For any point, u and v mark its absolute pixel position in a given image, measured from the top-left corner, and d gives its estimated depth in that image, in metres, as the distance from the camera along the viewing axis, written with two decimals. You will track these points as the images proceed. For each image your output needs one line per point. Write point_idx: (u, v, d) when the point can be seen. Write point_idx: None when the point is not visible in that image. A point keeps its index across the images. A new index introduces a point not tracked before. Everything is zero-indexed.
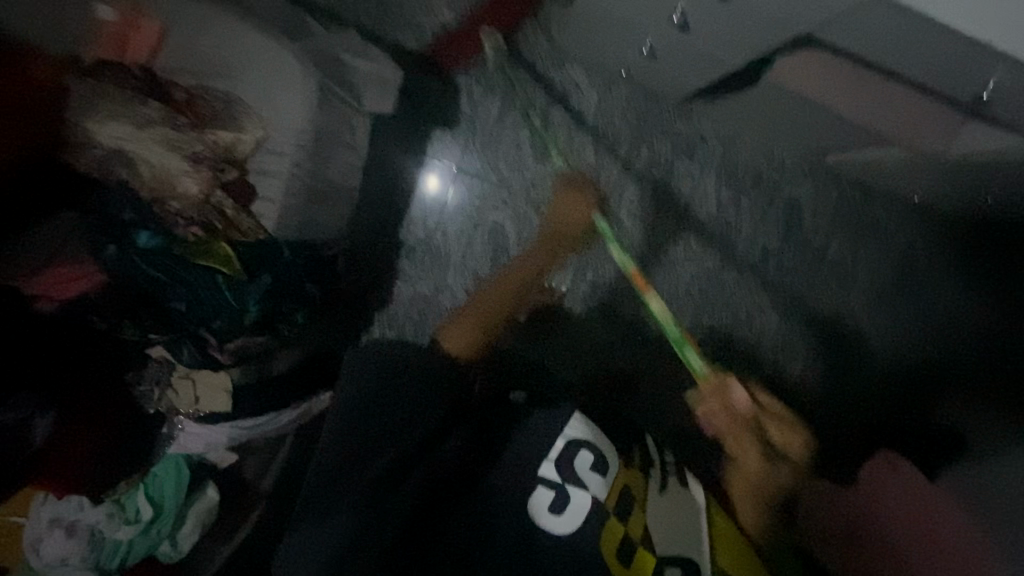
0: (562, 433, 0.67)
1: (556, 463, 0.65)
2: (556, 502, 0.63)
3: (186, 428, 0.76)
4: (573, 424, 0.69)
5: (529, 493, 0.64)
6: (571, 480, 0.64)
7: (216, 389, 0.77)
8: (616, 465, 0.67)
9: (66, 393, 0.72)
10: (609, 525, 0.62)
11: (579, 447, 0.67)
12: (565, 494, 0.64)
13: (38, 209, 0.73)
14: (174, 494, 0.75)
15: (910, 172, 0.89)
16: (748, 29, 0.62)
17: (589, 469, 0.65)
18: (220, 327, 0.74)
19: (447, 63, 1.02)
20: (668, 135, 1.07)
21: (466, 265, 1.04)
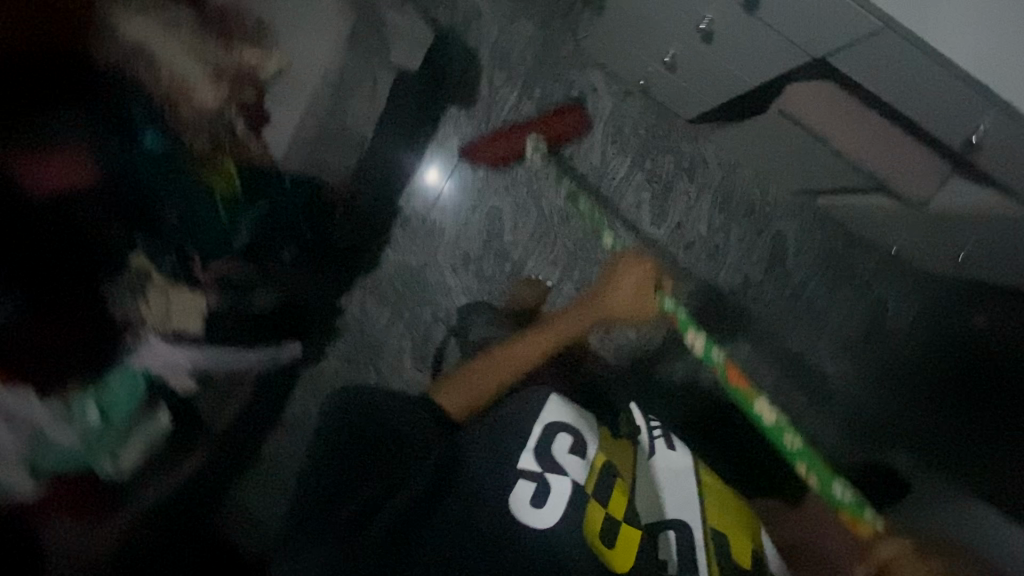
0: (539, 419, 0.60)
1: (535, 452, 0.58)
2: (536, 494, 0.55)
3: (151, 345, 0.74)
4: (549, 408, 0.61)
5: (512, 486, 0.56)
6: (552, 468, 0.57)
7: (189, 311, 0.76)
8: (596, 445, 0.61)
9: (33, 277, 0.70)
10: (592, 506, 0.56)
11: (558, 430, 0.59)
12: (545, 485, 0.56)
13: (50, 90, 0.73)
14: (128, 410, 0.74)
15: (895, 222, 0.93)
16: (765, 47, 0.65)
17: (568, 452, 0.58)
18: (207, 246, 0.78)
19: (475, 47, 1.07)
20: (673, 153, 1.11)
21: (460, 245, 1.08)
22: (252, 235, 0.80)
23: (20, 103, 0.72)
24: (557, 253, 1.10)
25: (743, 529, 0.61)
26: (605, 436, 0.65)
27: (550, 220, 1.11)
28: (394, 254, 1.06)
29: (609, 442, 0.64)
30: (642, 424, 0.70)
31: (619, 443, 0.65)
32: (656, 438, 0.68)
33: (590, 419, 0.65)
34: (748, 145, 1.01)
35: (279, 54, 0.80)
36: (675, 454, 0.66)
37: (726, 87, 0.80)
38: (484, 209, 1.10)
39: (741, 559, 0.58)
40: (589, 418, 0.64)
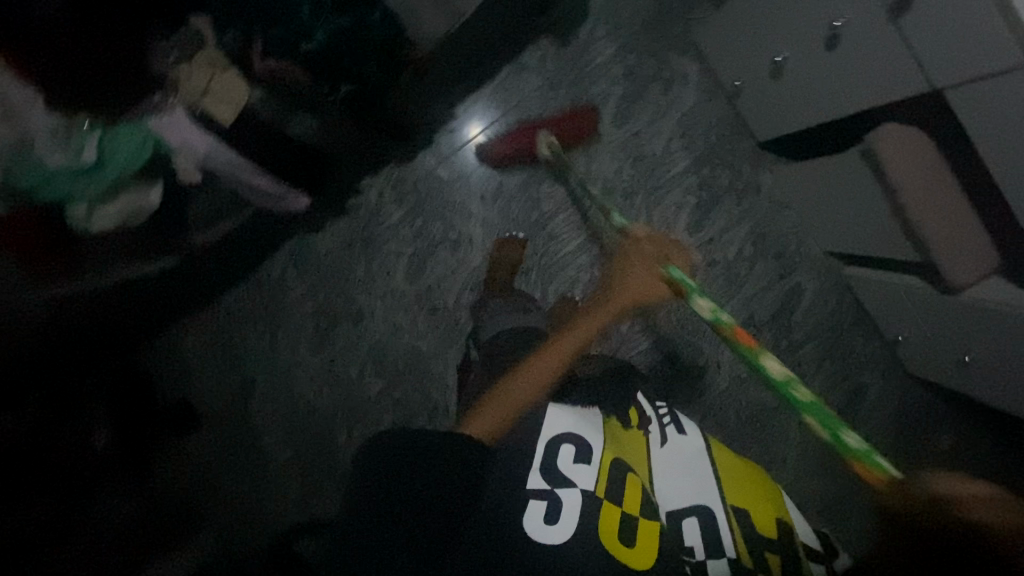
0: (539, 438, 0.58)
1: (541, 468, 0.55)
2: (550, 511, 0.51)
3: (175, 114, 0.69)
4: (549, 422, 0.59)
5: (523, 510, 0.51)
6: (560, 483, 0.54)
7: (229, 99, 0.72)
8: (602, 445, 0.59)
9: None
10: (607, 507, 0.53)
11: (561, 442, 0.58)
12: (556, 498, 0.52)
13: None
14: (126, 165, 0.68)
15: (915, 308, 0.93)
16: (888, 65, 0.68)
17: (574, 460, 0.57)
18: (273, 35, 0.70)
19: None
20: (733, 169, 1.11)
21: (497, 175, 1.10)
22: (322, 46, 0.72)
23: None
24: (585, 218, 1.11)
25: (761, 501, 0.59)
26: (611, 434, 0.63)
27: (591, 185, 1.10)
28: (429, 156, 1.09)
29: (617, 440, 0.63)
30: (649, 413, 0.70)
31: (628, 438, 0.65)
32: (665, 426, 0.68)
33: (594, 418, 0.64)
34: (807, 187, 1.01)
35: None
36: (685, 440, 0.66)
37: (825, 106, 0.81)
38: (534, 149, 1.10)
39: (766, 531, 0.55)
40: (591, 421, 0.63)
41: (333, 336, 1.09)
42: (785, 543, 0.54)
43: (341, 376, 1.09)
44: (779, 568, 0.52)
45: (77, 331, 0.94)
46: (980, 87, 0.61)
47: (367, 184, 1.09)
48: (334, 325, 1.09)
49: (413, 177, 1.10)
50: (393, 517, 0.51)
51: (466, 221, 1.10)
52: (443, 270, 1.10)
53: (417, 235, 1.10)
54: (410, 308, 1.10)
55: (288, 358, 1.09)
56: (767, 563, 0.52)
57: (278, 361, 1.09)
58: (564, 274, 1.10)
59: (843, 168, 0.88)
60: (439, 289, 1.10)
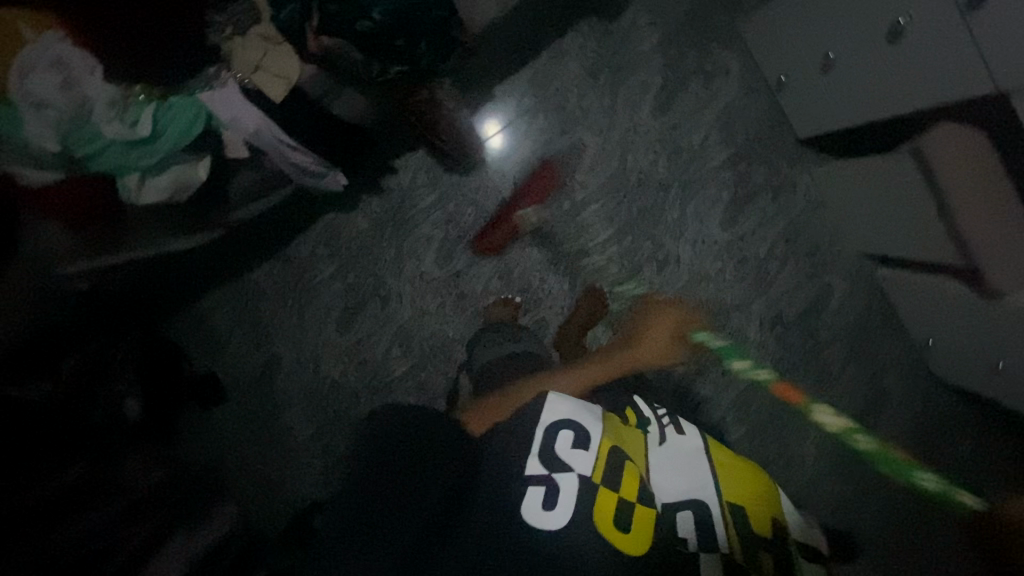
0: (538, 423, 0.55)
1: (539, 454, 0.53)
2: (547, 496, 0.51)
3: (225, 87, 0.69)
4: (549, 408, 0.56)
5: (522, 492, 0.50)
6: (559, 466, 0.53)
7: (279, 74, 0.72)
8: (601, 431, 0.57)
9: None
10: (603, 493, 0.52)
11: (561, 427, 0.55)
12: (553, 484, 0.51)
13: None
14: (176, 138, 0.67)
15: (951, 312, 0.92)
16: (953, 59, 0.68)
17: (572, 445, 0.54)
18: (332, 11, 0.69)
19: None
20: (771, 165, 1.10)
21: (531, 163, 1.10)
22: (381, 25, 0.71)
23: None
24: (618, 211, 1.10)
25: (760, 498, 0.60)
26: (608, 420, 0.60)
27: (626, 175, 1.10)
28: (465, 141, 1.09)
29: (614, 425, 0.61)
30: (648, 414, 0.68)
31: (624, 430, 0.62)
32: (663, 421, 0.67)
33: (596, 407, 0.60)
34: (846, 186, 1.01)
35: None
36: (683, 435, 0.65)
37: (881, 100, 0.81)
38: (571, 138, 1.10)
39: (759, 529, 0.57)
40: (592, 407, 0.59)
41: (361, 317, 1.10)
42: (778, 541, 0.57)
43: (367, 357, 1.09)
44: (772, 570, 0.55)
45: (115, 303, 0.95)
46: None
47: (402, 165, 1.09)
48: (363, 305, 1.10)
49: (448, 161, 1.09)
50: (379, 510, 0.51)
51: (498, 207, 1.10)
52: (473, 255, 1.10)
53: (448, 220, 1.10)
54: (438, 292, 1.10)
55: (315, 337, 1.10)
56: (760, 565, 0.54)
57: (306, 338, 1.09)
58: (593, 264, 1.10)
59: (889, 168, 0.88)
60: (468, 275, 1.10)
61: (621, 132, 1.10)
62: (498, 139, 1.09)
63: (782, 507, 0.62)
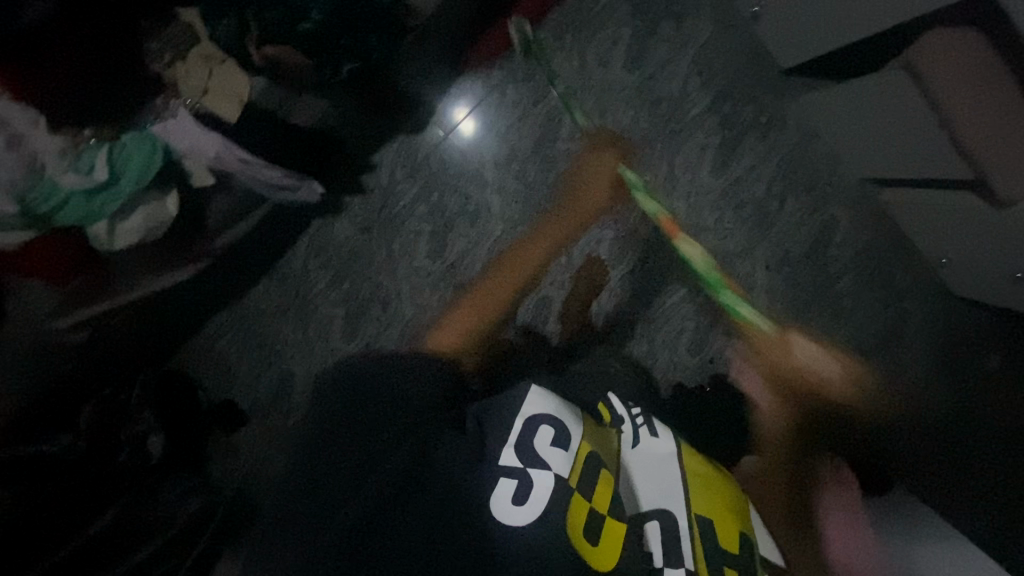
0: (517, 415, 0.59)
1: (516, 447, 0.57)
2: (519, 492, 0.55)
3: (178, 117, 0.66)
4: (530, 400, 0.60)
5: (488, 486, 0.54)
6: (534, 464, 0.56)
7: (230, 94, 0.68)
8: (581, 435, 0.61)
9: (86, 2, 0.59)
10: (576, 499, 0.57)
11: (541, 423, 0.59)
12: (527, 480, 0.55)
13: None
14: (139, 177, 0.65)
15: (964, 228, 0.89)
16: None
17: (550, 443, 0.58)
18: (269, 19, 0.69)
19: None
20: (759, 102, 1.06)
21: (509, 140, 1.07)
22: (321, 23, 0.72)
23: None
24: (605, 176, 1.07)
25: (730, 513, 0.67)
26: (590, 424, 0.66)
27: (608, 136, 1.06)
28: (438, 128, 1.06)
29: (593, 427, 0.66)
30: (622, 413, 0.73)
31: (602, 432, 0.68)
32: (639, 425, 0.72)
33: (576, 411, 0.65)
34: (840, 110, 0.96)
35: None
36: (658, 441, 0.71)
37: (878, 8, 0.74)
38: (546, 107, 1.06)
39: (727, 544, 0.64)
40: (573, 409, 0.64)
41: (364, 322, 1.08)
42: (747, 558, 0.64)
43: None
44: None
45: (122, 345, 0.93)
46: None
47: (379, 161, 1.06)
48: (364, 310, 1.08)
49: (423, 151, 1.06)
50: (346, 459, 0.55)
51: (483, 189, 1.07)
52: (465, 244, 1.07)
53: (435, 211, 1.07)
54: (436, 286, 1.08)
55: (323, 348, 1.09)
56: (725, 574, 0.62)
57: (313, 350, 1.09)
58: (588, 234, 1.07)
59: (883, 82, 0.82)
60: (463, 263, 1.07)
61: (597, 92, 1.06)
62: (468, 124, 1.06)
63: (750, 522, 0.69)
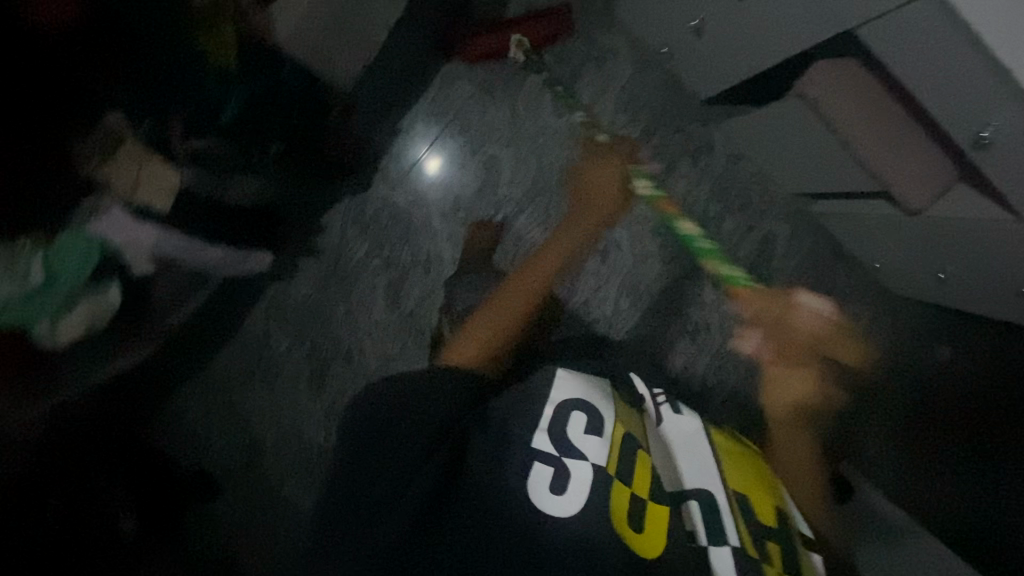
0: (549, 402, 0.60)
1: (548, 432, 0.57)
2: (556, 481, 0.54)
3: (111, 214, 0.70)
4: (556, 386, 0.62)
5: (524, 476, 0.54)
6: (568, 451, 0.56)
7: (161, 186, 0.73)
8: (611, 416, 0.62)
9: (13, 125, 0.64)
10: (618, 486, 0.56)
11: (570, 408, 0.60)
12: (563, 469, 0.55)
13: None
14: (76, 275, 0.69)
15: (882, 235, 0.94)
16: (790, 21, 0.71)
17: (584, 431, 0.59)
18: (188, 115, 0.76)
19: None
20: (682, 132, 1.10)
21: (451, 189, 1.10)
22: (239, 113, 0.79)
23: None
24: (547, 215, 1.10)
25: (761, 491, 0.69)
26: (619, 404, 0.66)
27: (545, 177, 1.10)
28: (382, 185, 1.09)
29: (625, 410, 0.66)
30: (645, 392, 0.75)
31: (629, 409, 0.68)
32: (661, 403, 0.74)
33: (604, 392, 0.66)
34: (757, 135, 1.00)
35: None
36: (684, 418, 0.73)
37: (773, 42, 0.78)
38: (484, 154, 1.10)
39: (764, 519, 0.65)
40: (602, 394, 0.65)
41: (328, 380, 1.09)
42: (780, 530, 0.65)
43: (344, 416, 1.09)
44: (775, 551, 0.61)
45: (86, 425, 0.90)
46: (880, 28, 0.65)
47: (327, 223, 1.09)
48: (327, 368, 1.09)
49: (369, 208, 1.09)
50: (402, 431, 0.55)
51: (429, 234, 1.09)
52: (420, 292, 1.10)
53: (386, 264, 1.10)
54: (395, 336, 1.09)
55: (289, 410, 1.09)
56: (767, 548, 0.61)
57: (279, 413, 1.09)
58: None
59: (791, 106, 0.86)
60: (420, 311, 1.09)
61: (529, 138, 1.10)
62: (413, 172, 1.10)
63: (780, 501, 0.70)
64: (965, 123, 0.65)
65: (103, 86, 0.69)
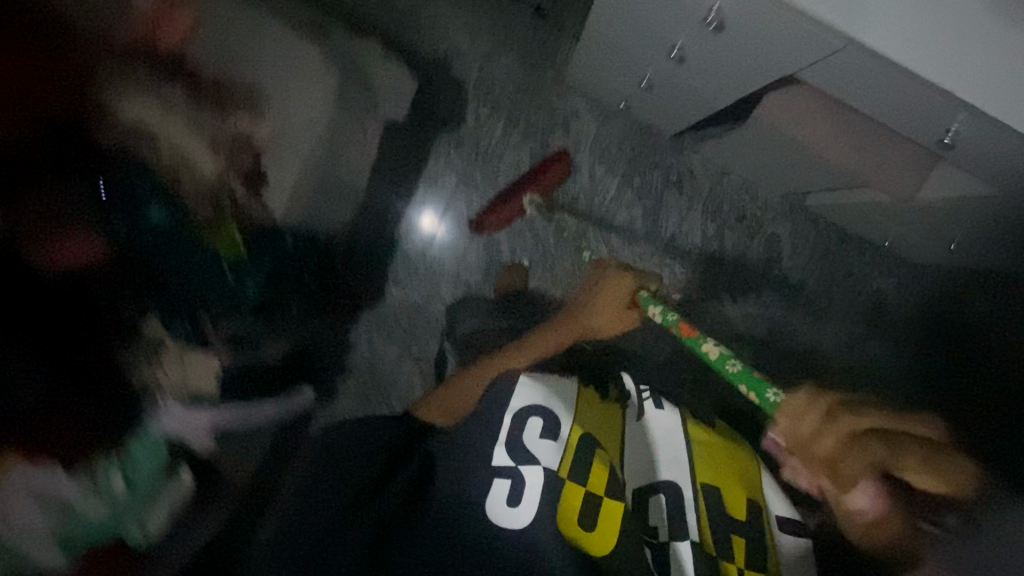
0: (506, 411, 0.60)
1: (506, 445, 0.57)
2: (512, 493, 0.54)
3: (170, 409, 0.76)
4: (516, 394, 0.62)
5: (485, 489, 0.54)
6: (525, 462, 0.56)
7: (206, 370, 0.81)
8: (568, 421, 0.62)
9: (63, 368, 0.71)
10: (568, 487, 0.56)
11: (526, 416, 0.60)
12: (519, 479, 0.55)
13: (64, 159, 0.73)
14: (153, 471, 0.73)
15: (881, 215, 0.95)
16: (730, 72, 0.75)
17: (538, 436, 0.59)
18: (215, 308, 0.83)
19: (454, 65, 1.02)
20: (659, 166, 1.08)
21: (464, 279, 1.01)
22: (260, 289, 0.86)
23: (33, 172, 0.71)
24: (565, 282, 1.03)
25: (736, 475, 0.66)
26: (578, 406, 0.66)
27: None
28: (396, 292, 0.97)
29: (586, 411, 0.66)
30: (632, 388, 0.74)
31: (601, 408, 0.68)
32: (645, 399, 0.72)
33: (568, 397, 0.66)
34: (740, 154, 1.01)
35: (272, 115, 0.80)
36: (664, 412, 0.70)
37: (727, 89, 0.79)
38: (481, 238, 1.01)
39: (735, 511, 0.62)
40: (562, 397, 0.65)
41: None
42: (753, 519, 0.62)
43: None
44: (741, 544, 0.59)
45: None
46: (815, 69, 0.69)
47: None
48: None
49: None
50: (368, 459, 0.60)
51: (438, 328, 0.97)
52: None
53: None
54: None
55: None
56: (731, 543, 0.59)
57: None
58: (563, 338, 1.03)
59: (766, 128, 0.86)
60: None
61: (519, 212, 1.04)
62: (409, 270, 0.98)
63: (762, 485, 0.66)
64: (931, 126, 0.69)
65: (120, 313, 0.75)
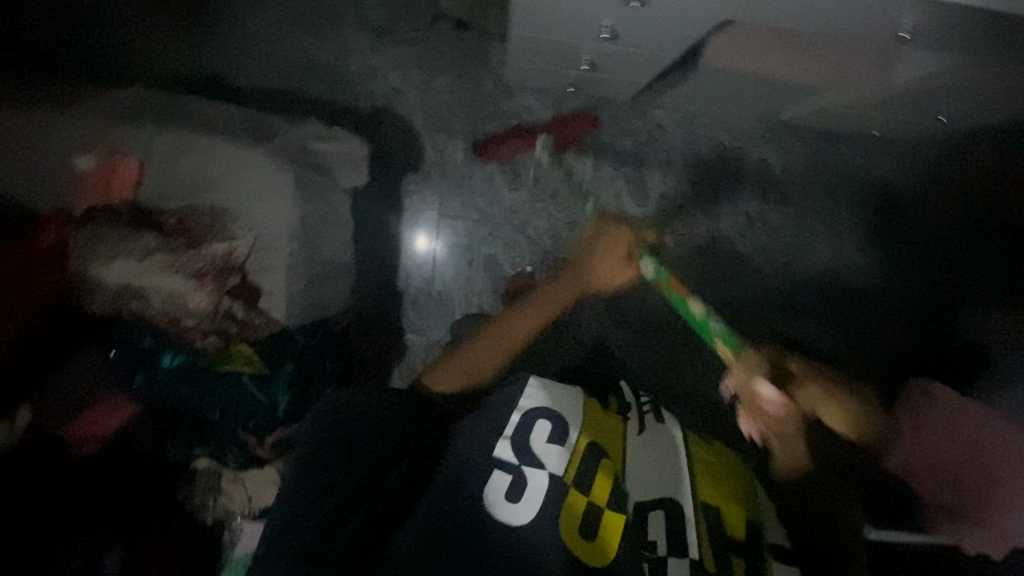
0: (517, 410, 0.62)
1: (513, 444, 0.59)
2: (513, 488, 0.56)
3: (243, 527, 0.76)
4: (528, 396, 0.64)
5: (484, 481, 0.56)
6: (528, 460, 0.58)
7: (264, 484, 0.78)
8: (579, 429, 0.63)
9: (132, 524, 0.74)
10: (574, 492, 0.57)
11: (535, 419, 0.61)
12: (522, 475, 0.57)
13: (76, 338, 0.79)
14: None
15: (858, 113, 0.92)
16: (669, 32, 0.76)
17: (546, 440, 0.60)
18: (256, 424, 0.80)
19: (394, 108, 1.00)
20: (626, 133, 1.02)
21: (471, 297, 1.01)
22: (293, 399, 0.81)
23: (55, 359, 0.79)
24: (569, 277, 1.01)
25: (732, 496, 0.68)
26: (588, 413, 0.66)
27: None
28: (415, 336, 0.95)
29: (593, 421, 0.66)
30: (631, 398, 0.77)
31: (608, 419, 0.69)
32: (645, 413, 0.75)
33: (575, 401, 0.67)
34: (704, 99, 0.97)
35: (244, 230, 0.82)
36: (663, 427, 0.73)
37: (669, 42, 0.78)
38: (479, 260, 0.99)
39: (733, 529, 0.64)
40: (574, 404, 0.66)
41: None
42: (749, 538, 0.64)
43: None
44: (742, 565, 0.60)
45: None
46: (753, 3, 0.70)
47: None
48: None
49: None
50: (374, 456, 0.61)
51: None
52: None
53: None
54: None
55: None
56: (733, 564, 0.60)
57: None
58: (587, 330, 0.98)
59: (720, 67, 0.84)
60: None
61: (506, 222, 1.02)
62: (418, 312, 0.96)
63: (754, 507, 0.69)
64: None
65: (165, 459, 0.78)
